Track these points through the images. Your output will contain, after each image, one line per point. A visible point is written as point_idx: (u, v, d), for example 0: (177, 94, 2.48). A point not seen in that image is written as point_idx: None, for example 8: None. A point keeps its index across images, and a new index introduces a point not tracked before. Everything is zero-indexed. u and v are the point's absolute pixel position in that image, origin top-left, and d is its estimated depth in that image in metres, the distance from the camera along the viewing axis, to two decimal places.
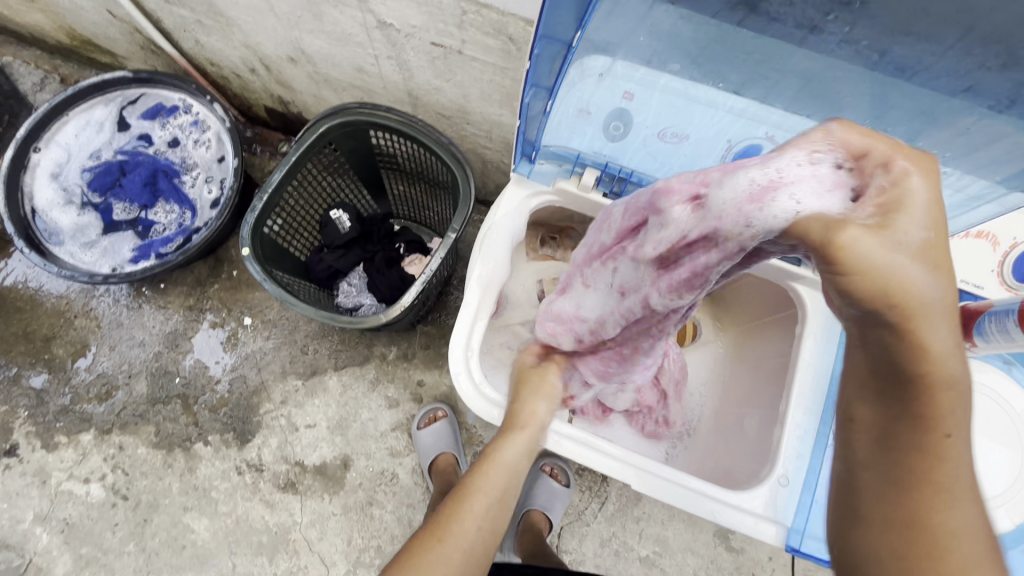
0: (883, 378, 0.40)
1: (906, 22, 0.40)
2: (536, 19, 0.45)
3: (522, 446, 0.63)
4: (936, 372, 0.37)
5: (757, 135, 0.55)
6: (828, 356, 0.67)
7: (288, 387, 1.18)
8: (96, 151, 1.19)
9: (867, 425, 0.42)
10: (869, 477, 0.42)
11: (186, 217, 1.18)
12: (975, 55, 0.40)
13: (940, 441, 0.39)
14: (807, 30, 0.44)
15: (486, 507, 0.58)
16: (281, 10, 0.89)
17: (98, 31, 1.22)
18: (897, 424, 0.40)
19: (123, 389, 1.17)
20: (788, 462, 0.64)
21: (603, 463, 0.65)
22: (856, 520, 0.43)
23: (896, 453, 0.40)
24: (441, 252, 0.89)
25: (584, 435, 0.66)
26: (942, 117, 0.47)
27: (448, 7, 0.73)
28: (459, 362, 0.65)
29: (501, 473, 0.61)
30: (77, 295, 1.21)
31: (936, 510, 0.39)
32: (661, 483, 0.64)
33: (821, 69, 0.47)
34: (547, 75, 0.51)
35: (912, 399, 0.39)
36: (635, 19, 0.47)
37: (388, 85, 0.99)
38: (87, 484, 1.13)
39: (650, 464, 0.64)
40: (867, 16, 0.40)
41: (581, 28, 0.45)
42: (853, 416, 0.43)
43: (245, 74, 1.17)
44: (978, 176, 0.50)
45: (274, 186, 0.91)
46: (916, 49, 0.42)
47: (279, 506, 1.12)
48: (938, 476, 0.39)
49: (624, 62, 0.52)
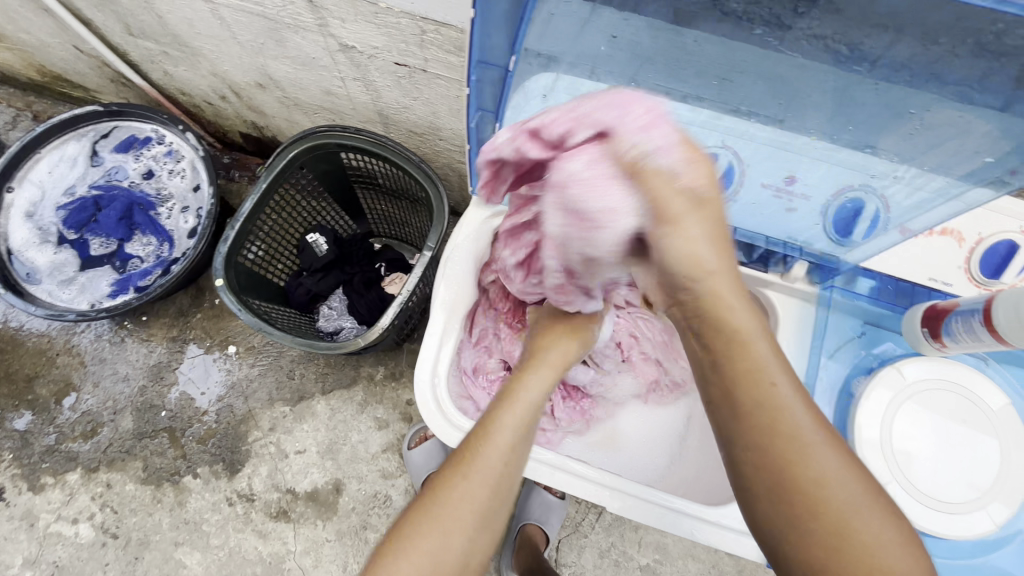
0: (711, 347, 0.47)
1: (870, 15, 0.37)
2: (469, 46, 0.45)
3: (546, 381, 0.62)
4: (739, 331, 0.45)
5: (713, 144, 0.55)
6: (802, 364, 0.64)
7: (275, 414, 1.17)
8: (71, 187, 1.18)
9: (717, 393, 0.46)
10: (741, 460, 0.45)
11: (164, 248, 1.17)
12: (941, 44, 0.38)
13: (774, 399, 0.43)
14: (775, 27, 0.41)
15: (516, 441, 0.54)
16: (244, 38, 0.88)
17: (67, 67, 1.22)
18: (737, 390, 0.44)
19: (108, 426, 1.16)
20: None
21: (579, 486, 0.63)
22: (746, 489, 0.45)
23: (748, 424, 0.44)
24: (418, 270, 0.88)
25: (556, 456, 0.64)
26: (909, 112, 0.45)
27: (407, 27, 0.72)
28: (427, 395, 0.64)
29: (524, 406, 0.57)
30: (59, 332, 1.20)
31: (801, 466, 0.42)
32: (636, 503, 0.62)
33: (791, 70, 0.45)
34: (490, 99, 0.52)
35: (744, 369, 0.45)
36: (583, 24, 0.45)
37: (357, 106, 0.99)
38: (76, 524, 1.11)
39: (621, 483, 0.63)
40: (833, 10, 0.38)
41: (514, 52, 0.46)
42: (713, 406, 0.47)
43: (217, 102, 1.17)
44: (927, 175, 0.50)
45: (246, 215, 0.90)
46: (884, 40, 0.39)
47: (272, 536, 1.11)
48: (789, 431, 0.43)
49: (567, 77, 0.52)
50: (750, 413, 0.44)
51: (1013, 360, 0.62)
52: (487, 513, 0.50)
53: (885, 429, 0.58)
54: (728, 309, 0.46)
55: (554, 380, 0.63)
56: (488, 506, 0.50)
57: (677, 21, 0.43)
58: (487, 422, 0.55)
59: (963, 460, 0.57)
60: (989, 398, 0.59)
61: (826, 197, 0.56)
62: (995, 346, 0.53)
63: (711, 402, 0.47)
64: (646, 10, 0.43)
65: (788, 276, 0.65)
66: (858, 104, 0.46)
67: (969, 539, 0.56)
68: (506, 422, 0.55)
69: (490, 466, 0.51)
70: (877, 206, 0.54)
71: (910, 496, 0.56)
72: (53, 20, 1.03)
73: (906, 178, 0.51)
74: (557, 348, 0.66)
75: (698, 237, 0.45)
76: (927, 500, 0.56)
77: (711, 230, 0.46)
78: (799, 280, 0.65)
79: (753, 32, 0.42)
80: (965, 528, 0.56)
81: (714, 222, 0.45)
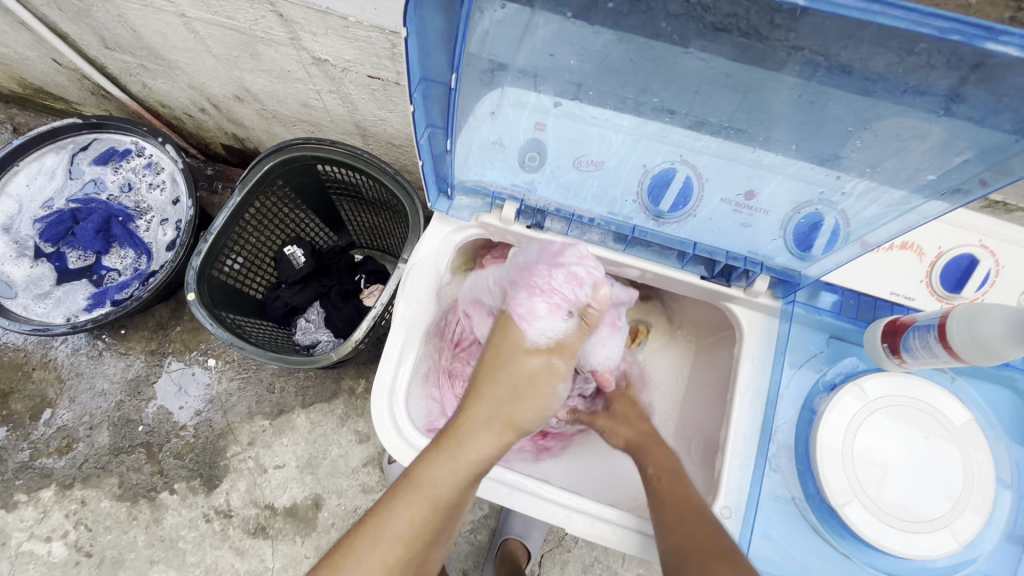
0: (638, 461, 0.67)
1: (839, 28, 0.37)
2: (406, 63, 0.44)
3: (462, 471, 0.55)
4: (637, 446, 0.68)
5: (672, 159, 0.55)
6: (764, 377, 0.63)
7: (254, 428, 1.16)
8: (48, 200, 1.17)
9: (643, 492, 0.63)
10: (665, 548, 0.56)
11: (142, 261, 1.16)
12: (917, 54, 0.37)
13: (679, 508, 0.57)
14: (754, 38, 0.40)
15: (398, 541, 0.52)
16: (218, 51, 0.88)
17: (47, 79, 1.22)
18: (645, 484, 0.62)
19: (84, 441, 1.14)
20: (730, 494, 0.59)
21: (541, 507, 0.62)
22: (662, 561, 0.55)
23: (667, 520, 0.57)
24: (392, 284, 0.88)
25: (518, 475, 0.63)
26: (879, 123, 0.44)
27: (377, 40, 0.72)
28: (385, 414, 0.62)
29: (422, 503, 0.53)
30: (35, 346, 1.19)
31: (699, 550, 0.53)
32: (597, 523, 0.61)
33: (756, 82, 0.45)
34: (438, 114, 0.50)
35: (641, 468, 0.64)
36: (554, 37, 0.45)
37: (335, 118, 0.98)
38: (49, 543, 1.09)
39: (583, 504, 0.61)
40: (807, 23, 0.38)
41: (454, 69, 0.44)
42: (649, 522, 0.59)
43: (197, 114, 1.17)
44: (875, 186, 0.50)
45: (219, 229, 0.89)
46: (860, 52, 0.39)
47: (250, 553, 1.09)
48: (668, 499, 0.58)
49: (512, 91, 0.52)
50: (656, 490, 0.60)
51: (976, 374, 0.61)
52: None
53: (847, 443, 0.58)
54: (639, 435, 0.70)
55: (464, 469, 0.56)
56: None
57: (622, 33, 0.44)
58: (370, 520, 0.53)
59: (926, 478, 0.56)
60: (952, 413, 0.58)
61: (784, 211, 0.56)
62: (951, 362, 0.52)
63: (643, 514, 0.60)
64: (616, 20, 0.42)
65: (751, 291, 0.65)
66: (807, 119, 0.47)
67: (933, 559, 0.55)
68: (393, 525, 0.52)
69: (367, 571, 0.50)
70: (837, 219, 0.54)
71: (872, 514, 0.56)
72: (29, 34, 1.03)
73: (859, 190, 0.51)
74: (486, 431, 0.58)
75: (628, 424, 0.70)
76: (889, 520, 0.55)
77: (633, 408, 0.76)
78: (762, 295, 0.64)
79: (693, 46, 0.43)
80: (928, 549, 0.55)
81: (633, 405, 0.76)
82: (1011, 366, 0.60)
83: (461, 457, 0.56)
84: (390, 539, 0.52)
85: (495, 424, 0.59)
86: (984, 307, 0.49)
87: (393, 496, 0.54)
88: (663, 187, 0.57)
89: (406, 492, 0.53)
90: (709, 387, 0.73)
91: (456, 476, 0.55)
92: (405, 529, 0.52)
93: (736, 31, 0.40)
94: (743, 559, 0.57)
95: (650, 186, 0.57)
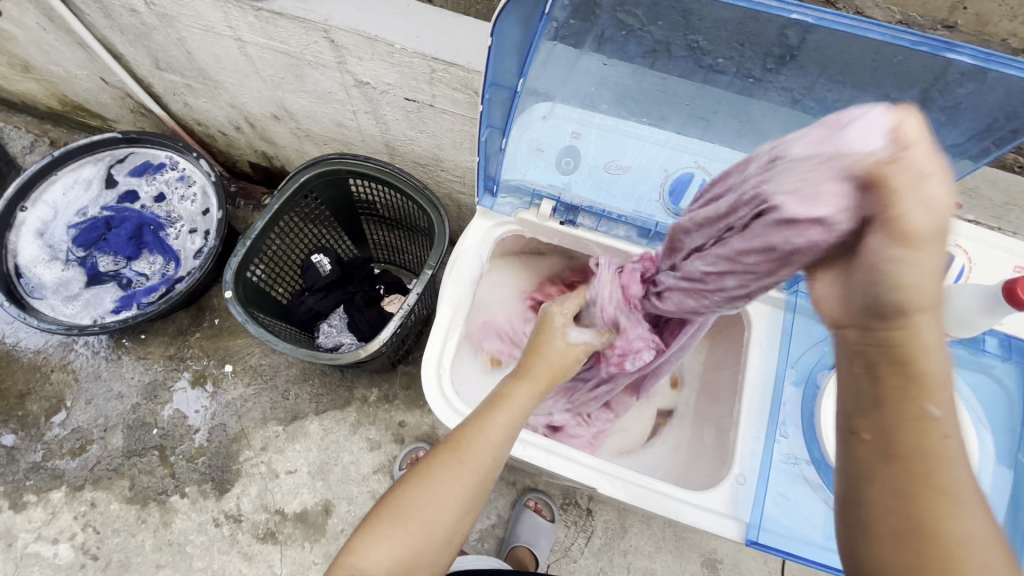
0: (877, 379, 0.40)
1: (834, 71, 0.46)
2: (484, 69, 0.51)
3: (520, 408, 0.57)
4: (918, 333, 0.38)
5: (688, 164, 0.62)
6: (773, 361, 0.69)
7: (268, 434, 1.18)
8: (83, 208, 1.22)
9: (858, 419, 0.41)
10: (866, 491, 0.40)
11: (169, 267, 1.21)
12: (894, 98, 0.47)
13: (939, 449, 0.38)
14: (753, 81, 0.51)
15: (500, 440, 0.55)
16: (265, 73, 0.97)
17: (90, 97, 1.29)
18: (893, 416, 0.39)
19: (98, 443, 1.15)
20: (744, 459, 0.64)
21: (571, 469, 0.63)
22: (872, 515, 0.39)
23: (896, 465, 0.39)
24: (417, 289, 0.92)
25: (549, 440, 0.65)
26: None
27: (419, 66, 0.81)
28: (432, 376, 0.66)
29: (517, 411, 0.57)
30: (55, 348, 1.22)
31: (945, 523, 0.36)
32: (628, 485, 0.63)
33: (756, 114, 0.54)
34: (499, 116, 0.57)
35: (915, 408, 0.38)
36: (591, 71, 0.55)
37: (366, 138, 1.06)
38: (56, 545, 1.09)
39: (611, 467, 0.64)
40: (800, 66, 0.47)
41: (522, 76, 0.52)
42: (854, 429, 0.41)
43: (231, 132, 1.24)
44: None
45: (257, 233, 0.95)
46: (846, 94, 0.48)
47: (258, 558, 1.09)
48: (942, 485, 0.37)
49: (563, 105, 0.60)
50: (907, 452, 0.38)
51: (962, 361, 0.67)
52: (461, 515, 0.52)
53: None
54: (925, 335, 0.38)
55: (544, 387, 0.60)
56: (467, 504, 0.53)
57: (644, 61, 0.52)
58: (471, 424, 0.55)
59: None
60: None
61: None
62: None
63: (855, 415, 0.41)
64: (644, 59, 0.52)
65: None
66: None
67: None
68: (495, 427, 0.55)
69: (444, 494, 0.52)
70: None
71: None
72: (84, 53, 1.11)
73: None
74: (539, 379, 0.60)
75: (936, 264, 0.36)
76: None
77: (937, 269, 0.36)
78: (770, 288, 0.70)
79: (707, 79, 0.52)
80: None
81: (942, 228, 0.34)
82: (986, 353, 0.66)
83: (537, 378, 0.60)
84: (491, 438, 0.55)
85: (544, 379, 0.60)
86: (949, 293, 0.58)
87: (466, 427, 0.55)
88: (682, 187, 0.63)
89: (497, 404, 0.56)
90: (717, 397, 0.76)
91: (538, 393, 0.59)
92: (476, 460, 0.53)
93: (738, 72, 0.50)
94: (758, 520, 0.60)
95: (670, 190, 0.64)
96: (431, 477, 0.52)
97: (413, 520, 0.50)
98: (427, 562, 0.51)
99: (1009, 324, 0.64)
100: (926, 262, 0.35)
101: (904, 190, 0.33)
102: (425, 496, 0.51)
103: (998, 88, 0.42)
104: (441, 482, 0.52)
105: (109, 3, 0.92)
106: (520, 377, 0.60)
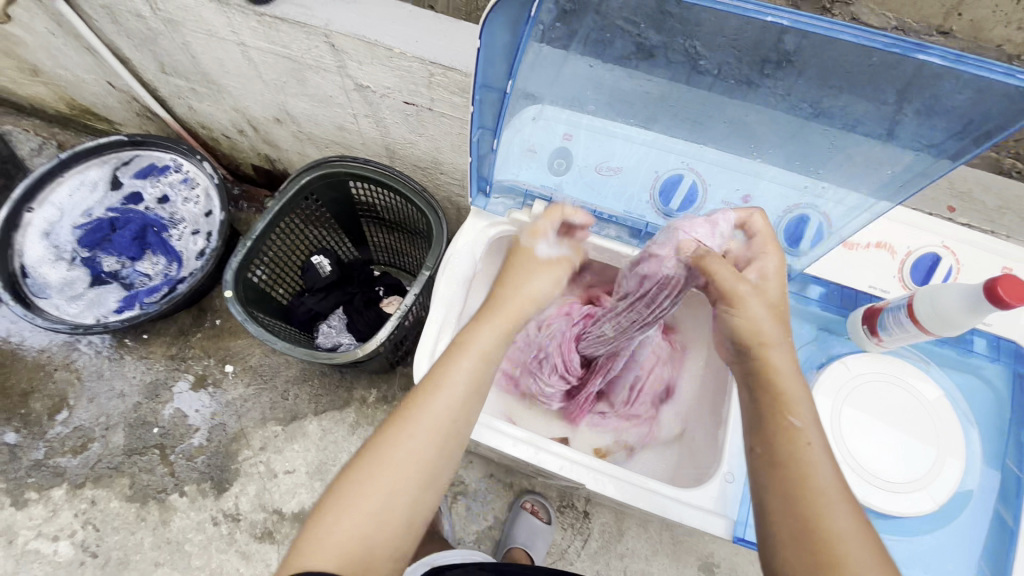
0: (757, 401, 0.52)
1: (825, 76, 0.47)
2: (474, 71, 0.52)
3: (470, 381, 0.56)
4: (768, 357, 0.53)
5: (677, 165, 0.63)
6: None
7: (267, 434, 1.18)
8: (88, 210, 1.25)
9: (751, 439, 0.51)
10: (764, 501, 0.48)
11: (172, 268, 1.23)
12: (886, 102, 0.47)
13: (807, 454, 0.47)
14: (745, 85, 0.51)
15: (462, 392, 0.55)
16: (268, 77, 0.98)
17: (97, 100, 1.31)
18: (769, 429, 0.50)
19: (99, 441, 1.17)
20: (733, 458, 0.64)
21: (558, 465, 0.64)
22: (771, 521, 0.47)
23: (780, 473, 0.47)
24: (416, 289, 0.92)
25: (535, 435, 0.65)
26: (853, 149, 0.53)
27: (417, 70, 0.82)
28: (424, 373, 0.67)
29: (478, 361, 0.57)
30: (59, 347, 1.23)
31: (825, 520, 0.44)
32: (616, 482, 0.63)
33: (748, 117, 0.55)
34: (490, 117, 0.58)
35: (782, 419, 0.49)
36: (583, 74, 0.56)
37: (367, 141, 1.08)
38: (56, 542, 1.09)
39: (598, 463, 0.64)
40: (791, 71, 0.48)
41: (511, 77, 0.53)
42: (750, 446, 0.52)
43: (235, 135, 1.26)
44: (850, 190, 0.58)
45: (257, 234, 0.96)
46: (841, 99, 0.49)
47: (255, 558, 1.09)
48: (817, 487, 0.46)
49: (552, 106, 0.61)
50: (785, 459, 0.48)
51: (954, 362, 0.67)
52: (428, 471, 0.53)
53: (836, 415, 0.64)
54: (775, 359, 0.52)
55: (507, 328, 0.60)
56: (431, 460, 0.53)
57: (630, 62, 0.53)
58: (432, 380, 0.56)
59: (905, 450, 0.62)
60: (925, 390, 0.65)
61: (781, 210, 0.63)
62: (919, 337, 0.59)
63: (750, 435, 0.52)
64: (637, 63, 0.53)
65: None
66: (797, 140, 0.55)
67: (912, 516, 0.60)
68: (456, 380, 0.55)
69: (395, 475, 0.51)
70: (821, 221, 0.62)
71: (859, 474, 0.61)
72: (92, 58, 1.13)
73: (830, 195, 0.59)
74: (499, 319, 0.59)
75: (761, 314, 0.53)
76: (872, 480, 0.61)
77: (770, 314, 0.54)
78: None
79: (699, 84, 0.53)
80: (909, 506, 0.60)
81: (763, 293, 0.54)
82: (976, 354, 0.66)
83: (499, 319, 0.59)
84: (451, 391, 0.55)
85: (504, 322, 0.59)
86: (928, 288, 0.58)
87: (426, 386, 0.55)
88: (672, 189, 0.65)
89: (456, 353, 0.56)
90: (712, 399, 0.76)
91: (501, 336, 0.59)
92: (435, 416, 0.54)
93: (733, 78, 0.51)
94: (745, 517, 0.61)
95: (660, 191, 0.66)
96: (392, 437, 0.53)
97: (377, 477, 0.51)
98: (395, 523, 0.51)
99: (996, 324, 0.65)
100: (756, 313, 0.53)
101: (722, 270, 0.55)
102: (387, 457, 0.52)
103: (980, 94, 0.43)
104: (402, 439, 0.53)
105: (117, 8, 0.95)
106: (484, 317, 0.59)
